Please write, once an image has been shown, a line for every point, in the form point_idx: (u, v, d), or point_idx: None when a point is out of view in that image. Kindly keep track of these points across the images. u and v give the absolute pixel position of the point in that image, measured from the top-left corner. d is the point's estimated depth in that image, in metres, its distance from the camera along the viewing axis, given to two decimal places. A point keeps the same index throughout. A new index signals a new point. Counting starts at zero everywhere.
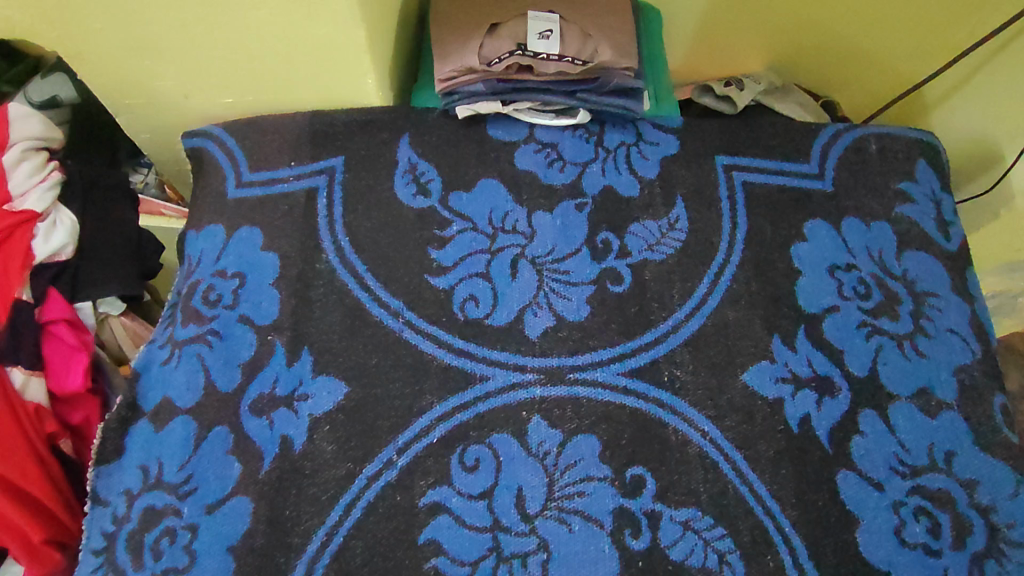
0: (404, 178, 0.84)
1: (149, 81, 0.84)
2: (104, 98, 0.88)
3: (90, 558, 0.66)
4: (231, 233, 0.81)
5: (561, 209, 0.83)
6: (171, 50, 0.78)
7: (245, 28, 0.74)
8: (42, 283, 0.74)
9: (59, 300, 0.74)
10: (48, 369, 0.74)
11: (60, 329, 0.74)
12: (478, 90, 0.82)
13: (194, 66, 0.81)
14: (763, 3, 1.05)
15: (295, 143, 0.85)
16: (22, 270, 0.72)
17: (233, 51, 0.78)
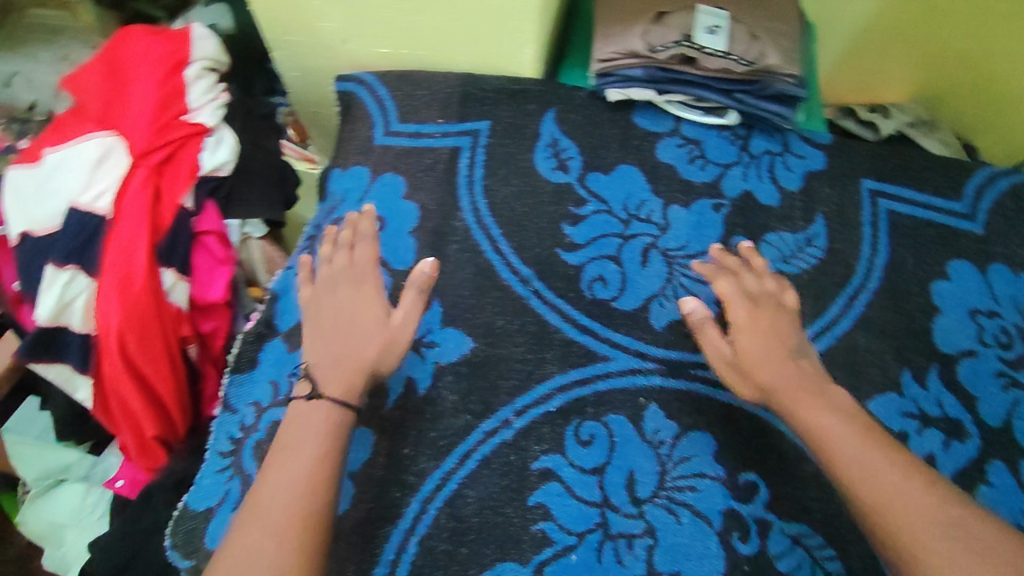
0: (545, 151, 0.84)
1: (315, 21, 0.87)
2: (267, 31, 0.91)
3: (217, 459, 0.70)
4: (376, 178, 0.82)
5: (697, 207, 0.81)
6: None
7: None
8: (203, 195, 0.78)
9: (214, 215, 0.79)
10: (194, 276, 0.79)
11: (212, 241, 0.79)
12: (636, 74, 0.80)
13: (360, 12, 0.82)
14: (924, 32, 1.02)
15: (445, 101, 0.86)
16: (190, 179, 0.76)
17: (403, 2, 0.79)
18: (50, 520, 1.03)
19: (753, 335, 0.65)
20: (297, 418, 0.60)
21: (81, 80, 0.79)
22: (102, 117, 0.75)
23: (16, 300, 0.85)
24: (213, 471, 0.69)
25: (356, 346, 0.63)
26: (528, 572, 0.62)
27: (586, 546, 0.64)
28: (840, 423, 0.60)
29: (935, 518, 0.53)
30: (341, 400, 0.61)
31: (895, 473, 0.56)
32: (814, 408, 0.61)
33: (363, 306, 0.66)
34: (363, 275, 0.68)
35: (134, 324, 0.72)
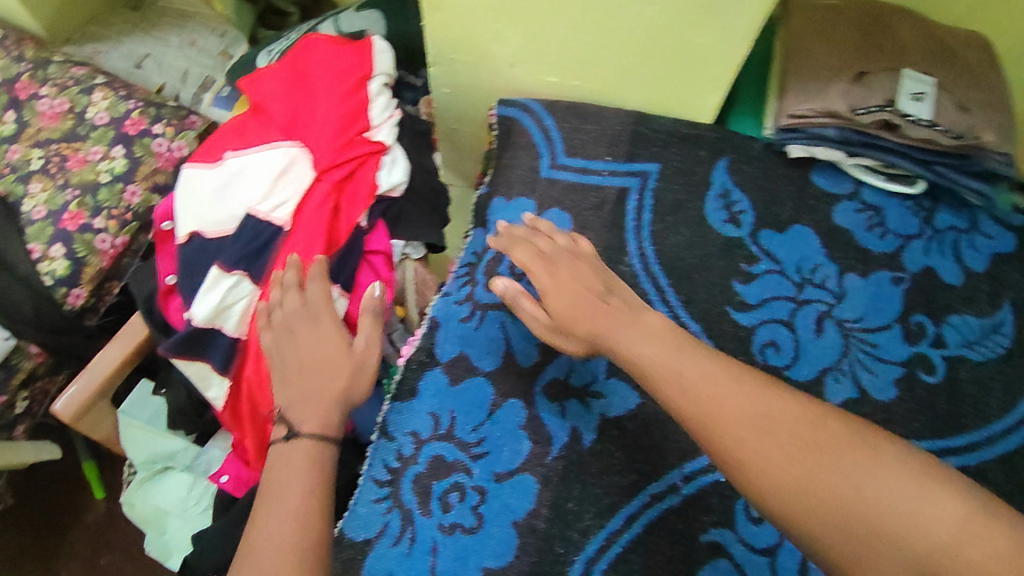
0: (716, 201, 0.80)
1: (488, 42, 0.83)
2: (433, 48, 0.88)
3: (374, 486, 0.69)
4: (541, 212, 0.81)
5: (875, 278, 0.78)
6: (531, 21, 0.76)
7: (624, 15, 0.70)
8: (376, 214, 0.77)
9: (382, 233, 0.77)
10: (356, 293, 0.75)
11: (378, 259, 0.77)
12: (828, 134, 0.75)
13: (542, 40, 0.79)
14: None
15: (615, 138, 0.82)
16: (368, 199, 0.75)
17: (594, 35, 0.75)
18: (157, 506, 1.06)
19: (556, 292, 0.65)
20: (278, 462, 0.59)
21: (263, 84, 0.77)
22: (289, 129, 0.75)
23: (165, 293, 0.84)
24: (372, 499, 0.69)
25: (324, 384, 0.62)
26: None
27: None
28: (661, 346, 0.58)
29: (753, 417, 0.52)
30: (319, 434, 0.60)
31: (677, 366, 0.56)
32: (637, 339, 0.59)
33: (324, 343, 0.65)
34: (318, 312, 0.67)
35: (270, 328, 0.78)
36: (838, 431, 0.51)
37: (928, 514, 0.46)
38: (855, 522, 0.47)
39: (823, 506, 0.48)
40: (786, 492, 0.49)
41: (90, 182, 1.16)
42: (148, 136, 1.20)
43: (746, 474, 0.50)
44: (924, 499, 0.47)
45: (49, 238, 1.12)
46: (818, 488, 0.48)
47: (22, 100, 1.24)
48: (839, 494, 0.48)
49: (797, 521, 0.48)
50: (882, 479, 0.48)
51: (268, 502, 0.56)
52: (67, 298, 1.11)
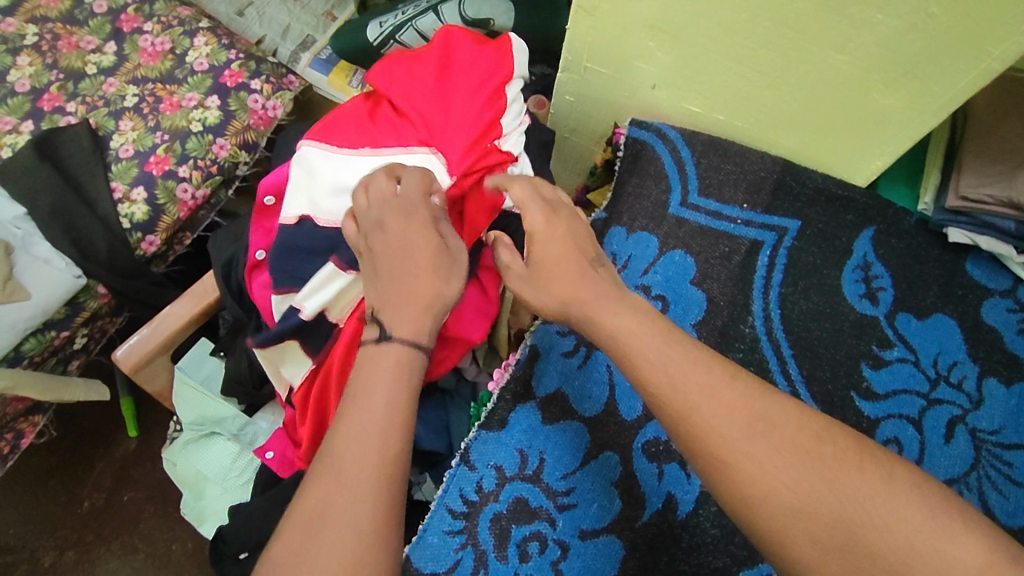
0: (854, 273, 0.75)
1: (634, 60, 0.76)
2: (569, 54, 0.80)
3: (447, 517, 0.63)
4: (664, 251, 0.76)
5: (1020, 387, 0.71)
6: (693, 48, 0.70)
7: (802, 61, 0.65)
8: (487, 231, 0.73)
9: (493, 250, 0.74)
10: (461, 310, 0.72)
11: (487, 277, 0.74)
12: (1001, 226, 0.70)
13: (697, 69, 0.73)
14: None
15: (756, 185, 0.78)
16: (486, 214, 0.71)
17: (761, 75, 0.69)
18: (197, 471, 1.04)
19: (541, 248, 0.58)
20: (366, 361, 0.57)
21: (398, 78, 0.76)
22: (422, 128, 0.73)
23: (250, 266, 0.83)
24: (444, 531, 0.63)
25: (410, 282, 0.60)
26: None
27: None
28: (636, 320, 0.53)
29: (739, 416, 0.48)
30: (410, 339, 0.58)
31: (678, 357, 0.51)
32: (617, 312, 0.54)
33: (415, 243, 0.62)
34: (413, 206, 0.64)
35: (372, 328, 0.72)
36: (844, 443, 0.48)
37: (950, 551, 0.43)
38: (840, 533, 0.45)
39: (814, 519, 0.45)
40: (790, 514, 0.45)
41: (181, 128, 1.14)
42: (244, 90, 1.17)
43: (746, 487, 0.46)
44: (940, 532, 0.43)
45: (132, 179, 1.10)
46: (820, 508, 0.45)
47: (125, 32, 1.21)
48: (811, 490, 0.46)
49: (773, 520, 0.45)
50: (859, 490, 0.45)
51: (351, 400, 0.55)
52: (140, 243, 1.10)
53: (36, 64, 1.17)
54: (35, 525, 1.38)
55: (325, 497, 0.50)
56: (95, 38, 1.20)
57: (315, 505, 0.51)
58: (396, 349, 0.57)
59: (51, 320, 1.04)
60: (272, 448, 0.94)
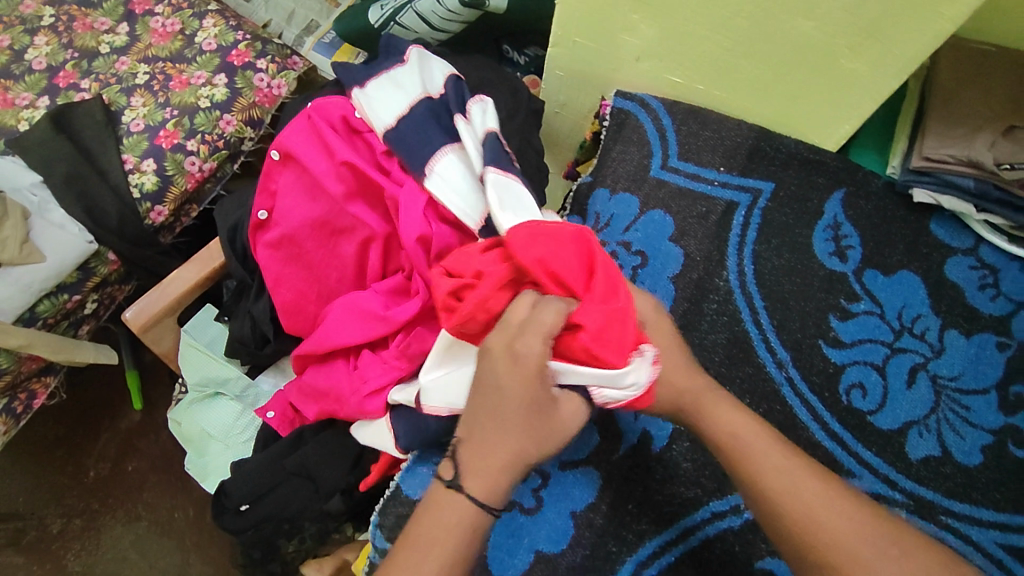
0: (825, 233, 0.79)
1: (619, 33, 0.81)
2: (558, 28, 0.85)
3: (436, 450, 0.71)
4: (644, 210, 0.80)
5: (979, 338, 0.75)
6: (672, 19, 0.75)
7: (774, 28, 0.70)
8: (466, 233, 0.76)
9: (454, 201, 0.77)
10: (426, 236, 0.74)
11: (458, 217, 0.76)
12: (963, 185, 0.74)
13: (678, 40, 0.77)
14: None
15: (732, 150, 0.82)
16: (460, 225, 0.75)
17: (736, 43, 0.73)
18: (202, 429, 1.08)
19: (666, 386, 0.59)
20: (435, 510, 0.53)
21: (551, 255, 0.59)
22: (585, 351, 0.57)
23: (254, 226, 0.87)
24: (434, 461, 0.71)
25: (501, 442, 0.54)
26: None
27: None
28: (750, 428, 0.57)
29: (864, 538, 0.50)
30: (482, 499, 0.53)
31: (778, 458, 0.54)
32: (732, 416, 0.58)
33: (518, 394, 0.53)
34: (519, 351, 0.54)
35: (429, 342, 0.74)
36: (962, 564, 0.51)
37: None
38: None
39: None
40: None
41: (190, 105, 1.19)
42: (250, 69, 1.22)
43: None
44: None
45: (142, 152, 1.15)
46: None
47: (136, 14, 1.26)
48: None
49: None
50: None
51: (428, 538, 0.52)
52: (149, 213, 1.15)
53: (52, 43, 1.22)
54: (44, 492, 1.43)
55: None
56: (108, 19, 1.26)
57: None
58: (469, 507, 0.53)
59: (63, 284, 1.09)
60: (274, 408, 0.99)
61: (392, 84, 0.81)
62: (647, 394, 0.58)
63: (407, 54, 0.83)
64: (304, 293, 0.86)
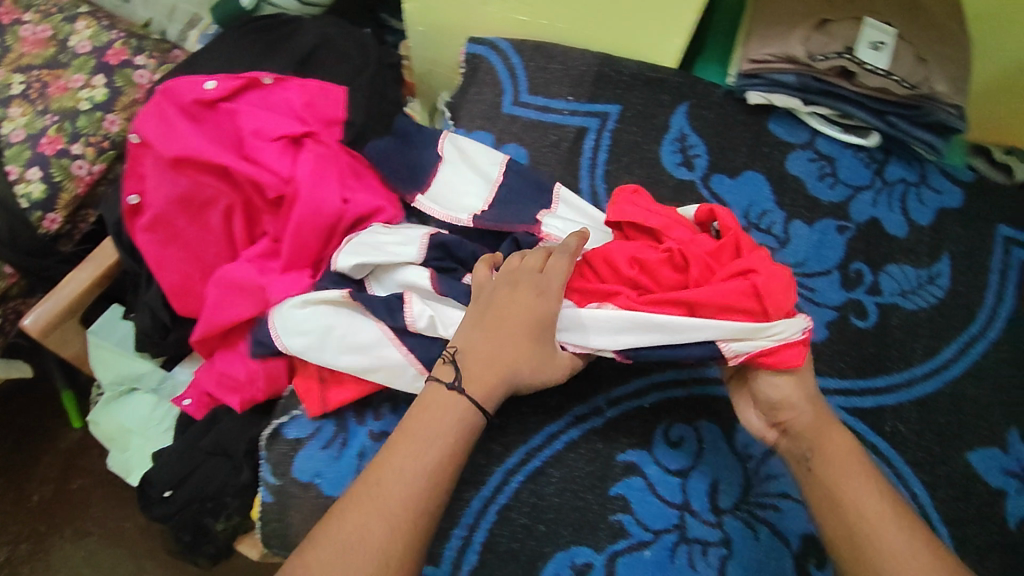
0: (672, 145, 0.82)
1: None
2: None
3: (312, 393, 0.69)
4: (499, 147, 0.82)
5: (821, 225, 0.79)
6: None
7: None
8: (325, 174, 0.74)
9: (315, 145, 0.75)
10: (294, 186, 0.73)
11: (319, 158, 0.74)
12: (786, 81, 0.78)
13: None
14: None
15: (578, 79, 0.85)
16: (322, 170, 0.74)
17: None
18: (121, 424, 1.08)
19: (785, 386, 0.59)
20: (430, 405, 0.57)
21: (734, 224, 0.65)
22: (747, 292, 0.58)
23: (130, 212, 0.86)
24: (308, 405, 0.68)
25: (508, 357, 0.59)
26: (602, 559, 0.63)
27: (660, 544, 0.64)
28: (860, 460, 0.58)
29: None
30: (478, 402, 0.58)
31: (875, 493, 0.55)
32: (840, 442, 0.59)
33: (526, 316, 0.60)
34: (547, 285, 0.61)
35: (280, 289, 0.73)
36: None
37: None
38: None
39: None
40: None
41: (69, 109, 1.18)
42: (128, 67, 1.21)
43: None
44: None
45: (25, 161, 1.14)
46: None
47: (6, 25, 1.25)
48: None
49: None
50: None
51: (419, 436, 0.56)
52: (41, 221, 1.14)
53: None
54: None
55: (363, 531, 0.52)
56: None
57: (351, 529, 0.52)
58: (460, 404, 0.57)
59: None
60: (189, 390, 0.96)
61: (452, 180, 0.76)
62: (794, 354, 0.58)
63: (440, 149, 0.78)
64: (188, 273, 0.80)
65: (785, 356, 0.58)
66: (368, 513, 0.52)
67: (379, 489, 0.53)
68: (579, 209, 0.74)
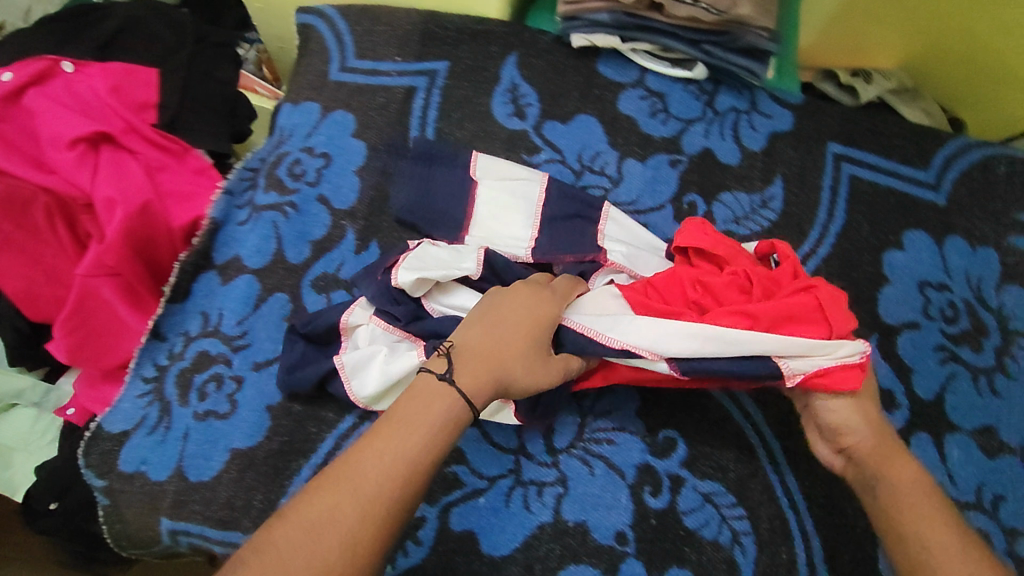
0: (503, 96, 0.81)
1: None
2: None
3: (140, 382, 0.70)
4: (326, 114, 0.80)
5: (654, 161, 0.79)
6: None
7: None
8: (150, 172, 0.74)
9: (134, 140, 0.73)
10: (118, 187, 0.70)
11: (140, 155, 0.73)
12: (601, 20, 0.76)
13: None
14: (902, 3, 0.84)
15: (404, 39, 0.83)
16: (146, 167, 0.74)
17: None
18: None
19: (842, 408, 0.57)
20: (418, 392, 0.51)
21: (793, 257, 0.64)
22: (813, 307, 0.58)
23: None
24: (135, 395, 0.69)
25: (507, 356, 0.54)
26: (434, 511, 0.65)
27: (496, 490, 0.66)
28: (916, 482, 0.54)
29: None
30: (467, 392, 0.51)
31: (933, 517, 0.51)
32: (900, 467, 0.55)
33: (531, 322, 0.57)
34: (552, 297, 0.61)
35: (126, 299, 0.74)
36: None
37: None
38: None
39: None
40: None
41: None
42: None
43: None
44: None
45: None
46: None
47: None
48: None
49: None
50: None
51: (396, 424, 0.48)
52: None
53: None
54: None
55: (325, 523, 0.44)
56: None
57: (311, 519, 0.44)
58: (448, 391, 0.51)
59: None
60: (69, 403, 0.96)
61: (494, 201, 0.72)
62: (850, 377, 0.56)
63: (473, 169, 0.73)
64: (35, 278, 0.73)
65: (834, 379, 0.57)
66: (342, 497, 0.45)
67: (355, 472, 0.46)
68: (629, 230, 0.73)
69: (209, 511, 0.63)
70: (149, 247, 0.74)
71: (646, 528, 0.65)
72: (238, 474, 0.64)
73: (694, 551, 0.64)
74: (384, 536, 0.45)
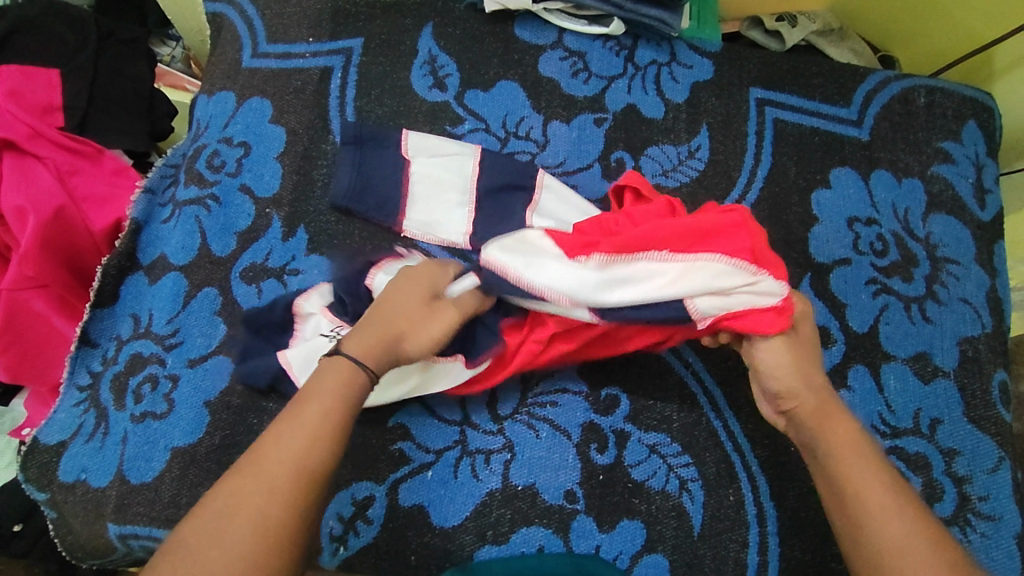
0: (422, 69, 0.80)
1: None
2: None
3: (75, 392, 0.69)
4: (242, 102, 0.78)
5: (579, 121, 0.79)
6: None
7: None
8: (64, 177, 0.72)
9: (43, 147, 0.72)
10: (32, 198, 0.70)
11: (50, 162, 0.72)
12: None
13: None
14: None
15: (316, 19, 0.81)
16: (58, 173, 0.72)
17: None
18: None
19: (773, 352, 0.57)
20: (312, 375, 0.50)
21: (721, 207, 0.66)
22: (735, 225, 0.59)
23: None
24: (71, 405, 0.69)
25: (393, 319, 0.54)
26: (383, 490, 0.65)
27: (443, 462, 0.66)
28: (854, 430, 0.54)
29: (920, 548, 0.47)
30: (357, 358, 0.50)
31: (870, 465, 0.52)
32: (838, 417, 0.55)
33: (411, 284, 0.57)
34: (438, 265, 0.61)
35: (58, 308, 0.73)
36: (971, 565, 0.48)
37: None
38: None
39: None
40: None
41: None
42: None
43: None
44: None
45: None
46: None
47: None
48: None
49: None
50: None
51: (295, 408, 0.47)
52: None
53: None
54: None
55: (231, 509, 0.43)
56: None
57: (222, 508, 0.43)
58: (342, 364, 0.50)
59: None
60: None
61: (428, 182, 0.71)
62: (764, 319, 0.57)
63: (407, 150, 0.72)
64: None
65: (746, 315, 0.57)
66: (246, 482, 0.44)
67: (255, 455, 0.45)
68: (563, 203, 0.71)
69: (155, 512, 0.63)
70: (74, 256, 0.74)
71: (595, 485, 0.66)
72: (180, 472, 0.64)
73: (643, 502, 0.65)
74: (295, 505, 0.44)
